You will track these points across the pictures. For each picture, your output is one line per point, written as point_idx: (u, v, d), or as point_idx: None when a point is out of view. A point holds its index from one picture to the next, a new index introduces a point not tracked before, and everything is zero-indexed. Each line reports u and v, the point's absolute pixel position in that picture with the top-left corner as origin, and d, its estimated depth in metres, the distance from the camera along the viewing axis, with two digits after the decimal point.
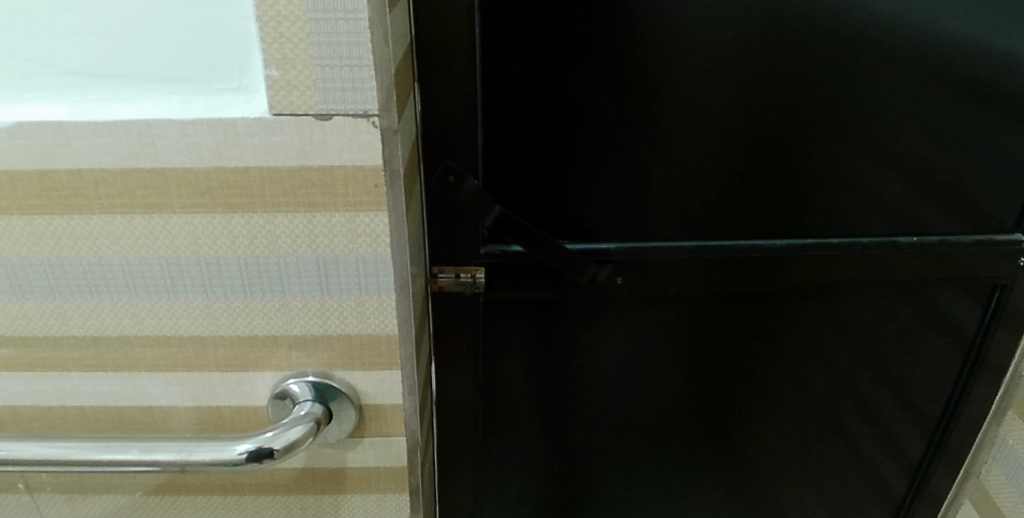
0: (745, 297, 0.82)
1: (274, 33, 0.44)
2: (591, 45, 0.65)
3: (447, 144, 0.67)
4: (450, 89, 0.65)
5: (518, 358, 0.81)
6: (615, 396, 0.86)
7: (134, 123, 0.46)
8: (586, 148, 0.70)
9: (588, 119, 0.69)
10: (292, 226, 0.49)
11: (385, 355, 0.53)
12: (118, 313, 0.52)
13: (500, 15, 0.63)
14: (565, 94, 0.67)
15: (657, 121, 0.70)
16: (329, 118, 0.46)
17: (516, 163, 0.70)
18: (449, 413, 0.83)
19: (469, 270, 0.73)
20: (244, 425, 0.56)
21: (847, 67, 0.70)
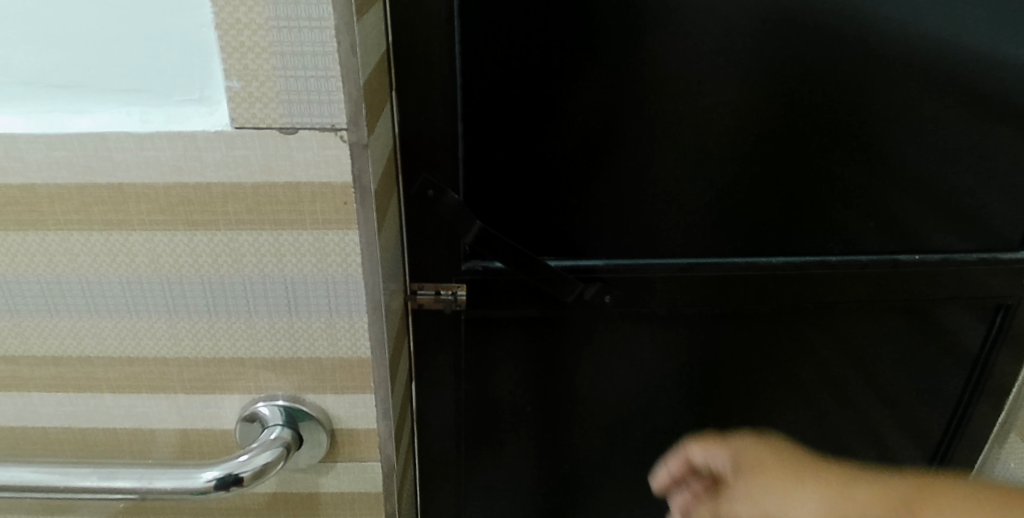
0: (743, 313, 0.79)
1: (234, 42, 0.41)
2: (579, 52, 0.63)
3: (425, 157, 0.64)
4: (429, 98, 0.61)
5: (505, 374, 0.79)
6: (605, 414, 0.83)
7: (89, 136, 0.44)
8: (575, 160, 0.67)
9: (578, 130, 0.66)
10: (256, 245, 0.46)
11: (358, 379, 0.50)
12: (79, 332, 0.49)
13: (483, 20, 0.60)
14: (552, 104, 0.64)
15: (650, 132, 0.67)
16: (294, 131, 0.43)
17: (501, 177, 0.67)
18: (432, 433, 0.80)
19: (450, 286, 0.70)
20: (213, 448, 0.54)
21: (850, 76, 0.67)
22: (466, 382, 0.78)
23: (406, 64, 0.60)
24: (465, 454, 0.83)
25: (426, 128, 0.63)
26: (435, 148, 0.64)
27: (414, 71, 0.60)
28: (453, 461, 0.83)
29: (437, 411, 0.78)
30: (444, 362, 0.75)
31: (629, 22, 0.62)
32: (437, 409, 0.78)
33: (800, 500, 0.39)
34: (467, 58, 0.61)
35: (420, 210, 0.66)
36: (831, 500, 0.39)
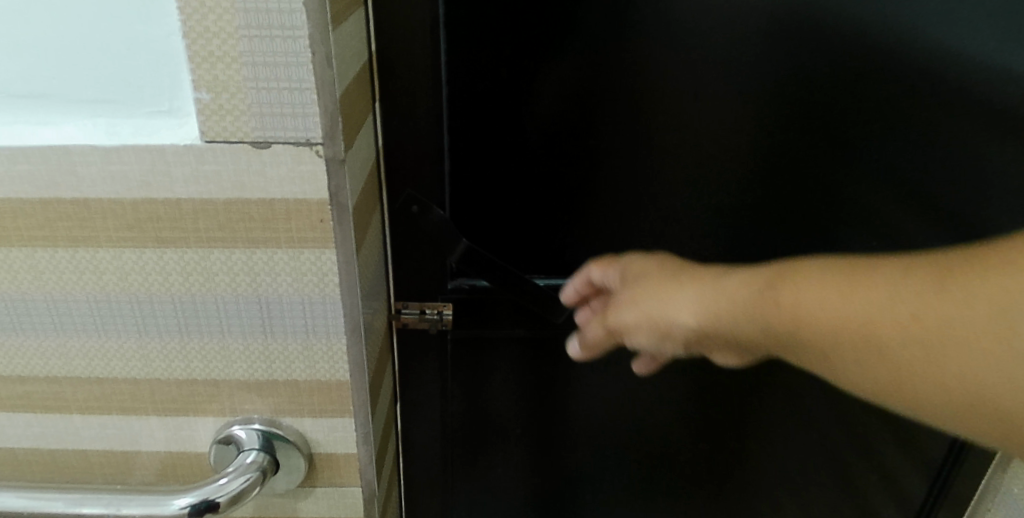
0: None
1: (203, 52, 0.39)
2: (573, 61, 0.60)
3: (411, 171, 0.62)
4: (416, 109, 0.59)
5: (494, 393, 0.75)
6: (600, 436, 0.79)
7: (52, 148, 0.42)
8: (567, 173, 0.65)
9: (570, 141, 0.64)
10: (229, 263, 0.44)
11: (336, 402, 0.48)
12: (46, 352, 0.47)
13: (470, 28, 0.58)
14: (544, 115, 0.62)
15: (646, 143, 0.65)
16: (267, 146, 0.41)
17: (490, 189, 0.65)
18: (418, 453, 0.77)
19: (435, 305, 0.68)
20: (188, 471, 0.52)
21: (862, 91, 0.63)
22: (454, 403, 0.74)
23: (392, 72, 0.57)
24: (454, 479, 0.80)
25: (412, 138, 0.60)
26: (420, 161, 0.61)
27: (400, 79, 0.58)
28: (440, 482, 0.79)
29: (422, 434, 0.74)
30: (432, 383, 0.72)
31: (626, 29, 0.59)
32: (423, 432, 0.75)
33: (671, 298, 0.43)
34: (456, 65, 0.59)
35: (403, 226, 0.63)
36: (705, 290, 0.42)
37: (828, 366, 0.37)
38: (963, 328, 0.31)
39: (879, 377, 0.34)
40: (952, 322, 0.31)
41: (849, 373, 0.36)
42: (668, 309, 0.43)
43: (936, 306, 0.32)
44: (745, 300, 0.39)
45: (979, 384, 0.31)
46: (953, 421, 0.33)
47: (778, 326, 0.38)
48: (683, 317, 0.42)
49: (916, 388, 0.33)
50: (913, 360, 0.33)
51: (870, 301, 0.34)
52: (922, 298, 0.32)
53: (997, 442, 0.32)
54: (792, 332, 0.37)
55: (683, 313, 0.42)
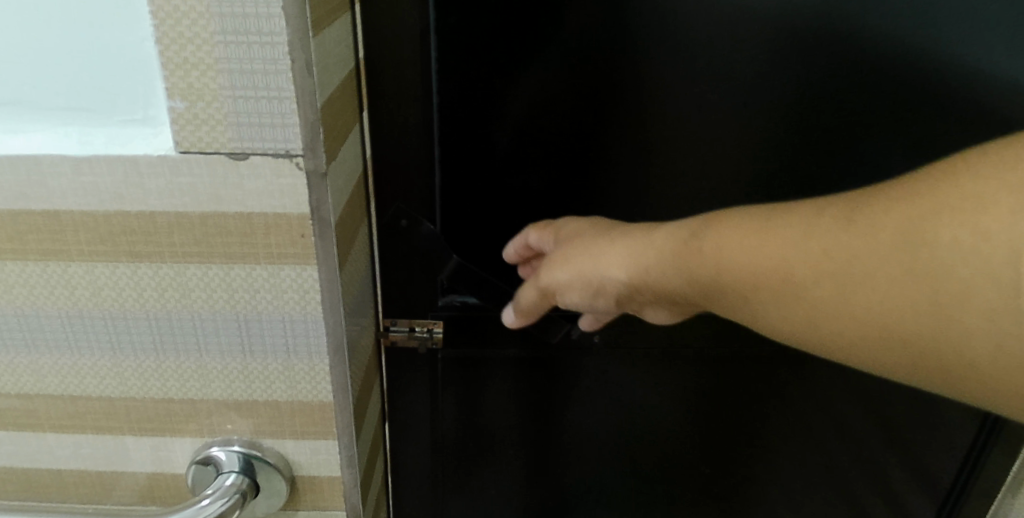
0: (755, 366, 0.70)
1: (176, 58, 0.36)
2: (572, 70, 0.56)
3: (400, 184, 0.59)
4: (403, 119, 0.56)
5: (486, 417, 0.71)
6: (598, 462, 0.75)
7: (21, 157, 0.40)
8: (565, 189, 0.61)
9: (569, 156, 0.59)
10: (206, 279, 0.42)
11: (319, 424, 0.46)
12: (17, 369, 0.45)
13: (460, 35, 0.53)
14: (540, 129, 0.58)
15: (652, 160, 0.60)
16: (245, 157, 0.39)
17: (484, 206, 0.60)
18: (406, 478, 0.73)
19: (425, 323, 0.64)
20: (167, 493, 0.50)
21: (888, 109, 0.58)
22: (446, 425, 0.71)
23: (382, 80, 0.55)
24: (446, 504, 0.76)
25: (399, 150, 0.57)
26: (410, 172, 0.58)
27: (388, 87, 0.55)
28: (430, 507, 0.75)
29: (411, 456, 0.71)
30: (422, 403, 0.69)
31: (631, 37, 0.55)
32: (413, 454, 0.71)
33: (603, 256, 0.45)
34: (448, 76, 0.55)
35: (391, 241, 0.60)
36: (632, 246, 0.44)
37: (746, 307, 0.39)
38: (863, 261, 0.33)
39: (790, 310, 0.37)
40: (853, 256, 0.33)
41: (769, 315, 0.38)
42: (603, 266, 0.45)
43: (842, 241, 0.34)
44: (670, 253, 0.41)
45: (880, 309, 0.33)
46: (859, 347, 0.35)
47: (701, 275, 0.40)
48: (616, 273, 0.44)
49: (830, 322, 0.35)
50: (825, 294, 0.35)
51: (779, 244, 0.36)
52: (825, 234, 0.34)
53: (896, 366, 0.34)
54: (714, 281, 0.39)
55: (614, 269, 0.44)
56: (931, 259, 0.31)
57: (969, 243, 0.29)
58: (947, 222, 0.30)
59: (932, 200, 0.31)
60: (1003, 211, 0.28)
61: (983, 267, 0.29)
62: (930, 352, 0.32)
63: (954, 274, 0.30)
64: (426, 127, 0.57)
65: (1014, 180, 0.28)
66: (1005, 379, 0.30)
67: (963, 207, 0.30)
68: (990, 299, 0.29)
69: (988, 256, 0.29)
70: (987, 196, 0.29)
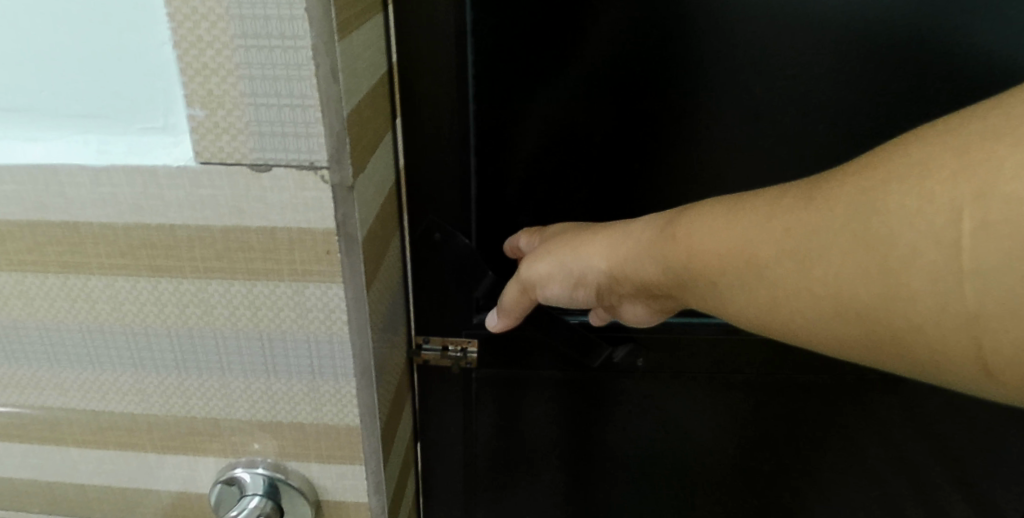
0: (810, 391, 0.65)
1: (196, 64, 0.34)
2: (621, 77, 0.51)
3: (432, 198, 0.55)
4: (435, 128, 0.52)
5: (520, 438, 0.68)
6: (638, 486, 0.71)
7: (39, 167, 0.38)
8: (604, 205, 0.56)
9: (613, 165, 0.55)
10: (228, 296, 0.40)
11: (345, 448, 0.44)
12: (39, 382, 0.44)
13: (497, 38, 0.49)
14: (582, 139, 0.53)
15: (702, 176, 0.55)
16: (268, 169, 0.36)
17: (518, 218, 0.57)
18: (438, 496, 0.70)
19: (459, 342, 0.61)
20: (192, 511, 0.48)
21: None
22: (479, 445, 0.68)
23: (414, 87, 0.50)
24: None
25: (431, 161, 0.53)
26: (443, 185, 0.54)
27: (421, 95, 0.50)
28: None
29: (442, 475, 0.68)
30: (454, 420, 0.66)
31: (689, 41, 0.50)
32: (445, 473, 0.69)
33: (580, 243, 0.44)
34: (485, 81, 0.51)
35: (423, 256, 0.56)
36: (610, 237, 0.43)
37: (715, 295, 0.37)
38: (822, 236, 0.31)
39: (754, 296, 0.35)
40: (813, 231, 0.32)
41: (733, 302, 0.36)
42: (579, 255, 0.44)
43: (800, 217, 0.32)
44: (643, 241, 0.40)
45: (834, 286, 0.31)
46: (821, 330, 0.33)
47: (668, 260, 0.39)
48: (594, 261, 0.43)
49: (792, 307, 0.34)
50: (783, 274, 0.33)
51: (744, 226, 0.35)
52: (787, 214, 0.33)
53: (863, 350, 0.32)
54: (680, 267, 0.38)
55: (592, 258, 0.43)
56: (883, 226, 0.29)
57: (916, 207, 0.28)
58: (895, 188, 0.29)
59: (881, 168, 0.29)
60: (949, 174, 0.27)
61: (928, 230, 0.27)
62: (883, 328, 0.30)
63: (900, 240, 0.28)
64: (460, 135, 0.52)
65: (962, 142, 0.27)
66: (960, 354, 0.28)
67: (909, 171, 0.28)
68: (936, 263, 0.27)
69: (934, 219, 0.27)
70: (933, 159, 0.28)
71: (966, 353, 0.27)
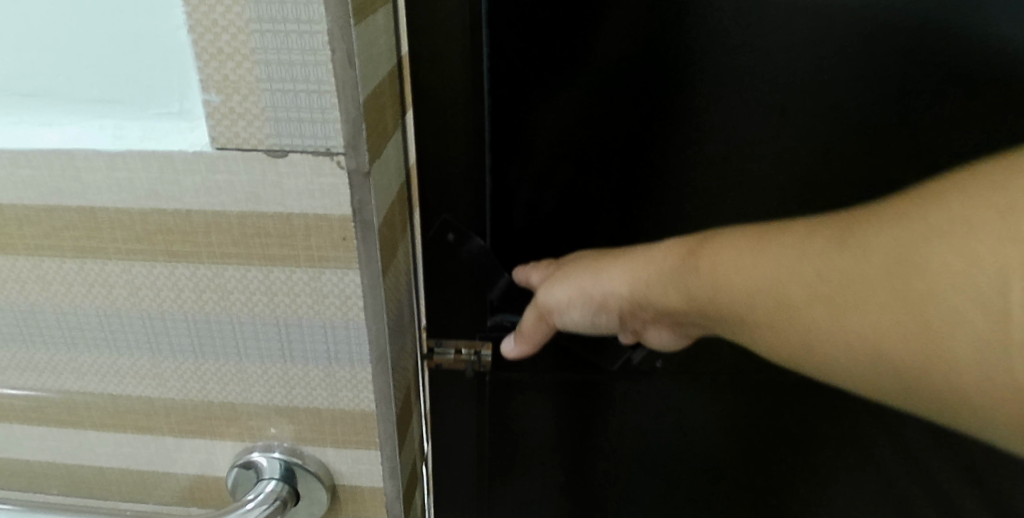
0: (823, 393, 0.63)
1: (212, 48, 0.34)
2: (644, 77, 0.50)
3: (448, 195, 0.54)
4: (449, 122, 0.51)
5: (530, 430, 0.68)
6: (646, 479, 0.71)
7: (56, 153, 0.38)
8: (621, 212, 0.55)
9: (631, 163, 0.53)
10: (245, 282, 0.40)
11: (362, 433, 0.44)
12: (57, 366, 0.44)
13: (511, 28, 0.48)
14: (601, 145, 0.52)
15: (722, 182, 0.53)
16: (284, 154, 0.36)
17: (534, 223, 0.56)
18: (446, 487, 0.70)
19: (472, 345, 0.61)
20: (209, 495, 0.49)
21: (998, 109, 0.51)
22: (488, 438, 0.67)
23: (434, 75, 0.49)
24: None
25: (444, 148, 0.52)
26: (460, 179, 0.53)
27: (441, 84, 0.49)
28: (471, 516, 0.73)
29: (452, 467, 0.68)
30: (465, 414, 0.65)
31: (715, 38, 0.48)
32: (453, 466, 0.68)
33: (608, 272, 0.45)
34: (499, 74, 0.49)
35: (438, 256, 0.56)
36: (633, 263, 0.44)
37: (746, 328, 0.40)
38: (858, 283, 0.34)
39: (785, 332, 0.38)
40: (848, 276, 0.34)
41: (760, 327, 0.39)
42: (601, 281, 0.45)
43: (833, 261, 0.35)
44: (668, 268, 0.42)
45: (873, 333, 0.34)
46: (851, 369, 0.36)
47: (696, 287, 0.40)
48: (618, 287, 0.45)
49: (824, 345, 0.36)
50: (812, 309, 0.36)
51: (778, 265, 0.37)
52: (822, 257, 0.35)
53: (890, 389, 0.35)
54: (710, 295, 0.40)
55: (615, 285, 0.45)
56: (921, 282, 0.32)
57: (959, 267, 0.30)
58: (938, 247, 0.31)
59: (922, 224, 0.32)
60: (992, 236, 0.30)
61: (973, 288, 0.30)
62: (916, 376, 0.33)
63: (945, 299, 0.31)
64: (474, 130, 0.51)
65: (1003, 202, 0.29)
66: (984, 402, 0.31)
67: (952, 228, 0.31)
68: (975, 321, 0.30)
69: (978, 280, 0.30)
70: (971, 216, 0.30)
71: (992, 404, 0.31)
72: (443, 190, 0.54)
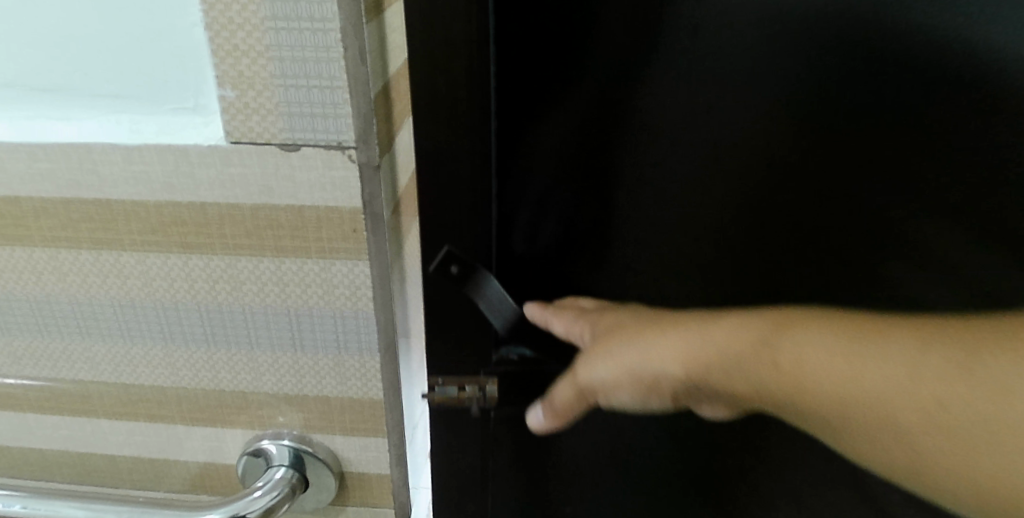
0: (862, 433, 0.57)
1: (227, 45, 0.35)
2: (680, 78, 0.42)
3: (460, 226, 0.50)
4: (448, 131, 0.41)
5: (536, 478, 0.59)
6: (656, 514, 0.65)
7: (72, 146, 0.39)
8: (629, 238, 0.48)
9: (665, 175, 0.45)
10: (257, 272, 0.41)
11: (370, 421, 0.45)
12: (71, 356, 0.45)
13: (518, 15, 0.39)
14: (619, 161, 0.45)
15: (756, 206, 0.46)
16: (296, 148, 0.37)
17: (532, 246, 0.48)
18: None
19: (477, 382, 0.51)
20: (219, 483, 0.50)
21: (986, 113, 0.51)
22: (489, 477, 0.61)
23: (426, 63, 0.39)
24: None
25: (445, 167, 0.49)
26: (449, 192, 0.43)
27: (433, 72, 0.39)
28: None
29: None
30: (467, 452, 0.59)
31: (774, 33, 0.40)
32: None
33: (654, 347, 0.36)
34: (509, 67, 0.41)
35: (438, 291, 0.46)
36: (694, 340, 0.35)
37: (824, 431, 0.32)
38: (978, 410, 0.28)
39: (870, 441, 0.31)
40: (970, 401, 0.28)
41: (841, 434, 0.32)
42: (652, 361, 0.35)
43: (954, 387, 0.28)
44: (739, 350, 0.33)
45: (985, 463, 0.28)
46: (950, 494, 0.30)
47: (765, 385, 0.33)
48: (672, 369, 0.35)
49: (922, 465, 0.30)
50: (917, 434, 0.29)
51: (883, 368, 0.30)
52: (939, 373, 0.29)
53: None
54: (784, 396, 0.33)
55: (669, 364, 0.35)
56: None
57: None
58: None
59: None
60: None
61: None
62: None
63: None
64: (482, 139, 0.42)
65: None
66: None
67: None
68: None
69: None
70: None
71: None
72: (437, 208, 0.43)
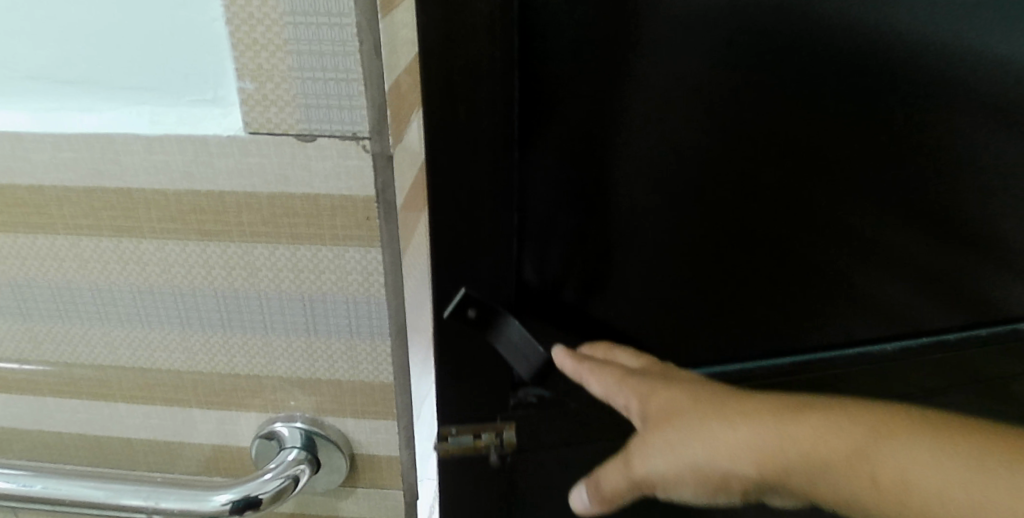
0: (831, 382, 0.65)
1: (247, 39, 0.36)
2: (686, 131, 0.48)
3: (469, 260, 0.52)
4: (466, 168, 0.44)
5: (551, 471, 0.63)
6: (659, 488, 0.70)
7: (95, 137, 0.40)
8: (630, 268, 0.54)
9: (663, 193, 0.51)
10: (273, 259, 0.42)
11: (380, 404, 0.47)
12: (91, 340, 0.47)
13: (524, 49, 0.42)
14: (622, 181, 0.49)
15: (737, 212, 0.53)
16: (313, 139, 0.39)
17: (543, 277, 0.53)
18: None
19: (493, 428, 0.57)
20: (232, 466, 0.51)
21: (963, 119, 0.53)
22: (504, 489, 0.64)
23: (445, 98, 0.41)
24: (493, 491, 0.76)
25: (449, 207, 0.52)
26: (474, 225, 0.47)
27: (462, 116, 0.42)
28: None
29: None
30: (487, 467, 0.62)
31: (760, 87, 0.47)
32: None
33: (729, 443, 0.40)
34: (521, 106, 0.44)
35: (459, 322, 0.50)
36: (757, 434, 0.40)
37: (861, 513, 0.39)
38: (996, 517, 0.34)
39: None
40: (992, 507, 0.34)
41: None
42: (717, 454, 0.40)
43: (982, 494, 0.34)
44: (795, 441, 0.39)
45: None
46: None
47: (835, 481, 0.38)
48: (736, 461, 0.40)
49: None
50: None
51: (920, 470, 0.36)
52: (965, 481, 0.35)
53: None
54: (869, 498, 0.38)
55: (736, 459, 0.40)
56: None
57: None
58: None
59: None
60: None
61: None
62: None
63: None
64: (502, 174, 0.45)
65: None
66: None
67: None
68: None
69: None
70: None
71: None
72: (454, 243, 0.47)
